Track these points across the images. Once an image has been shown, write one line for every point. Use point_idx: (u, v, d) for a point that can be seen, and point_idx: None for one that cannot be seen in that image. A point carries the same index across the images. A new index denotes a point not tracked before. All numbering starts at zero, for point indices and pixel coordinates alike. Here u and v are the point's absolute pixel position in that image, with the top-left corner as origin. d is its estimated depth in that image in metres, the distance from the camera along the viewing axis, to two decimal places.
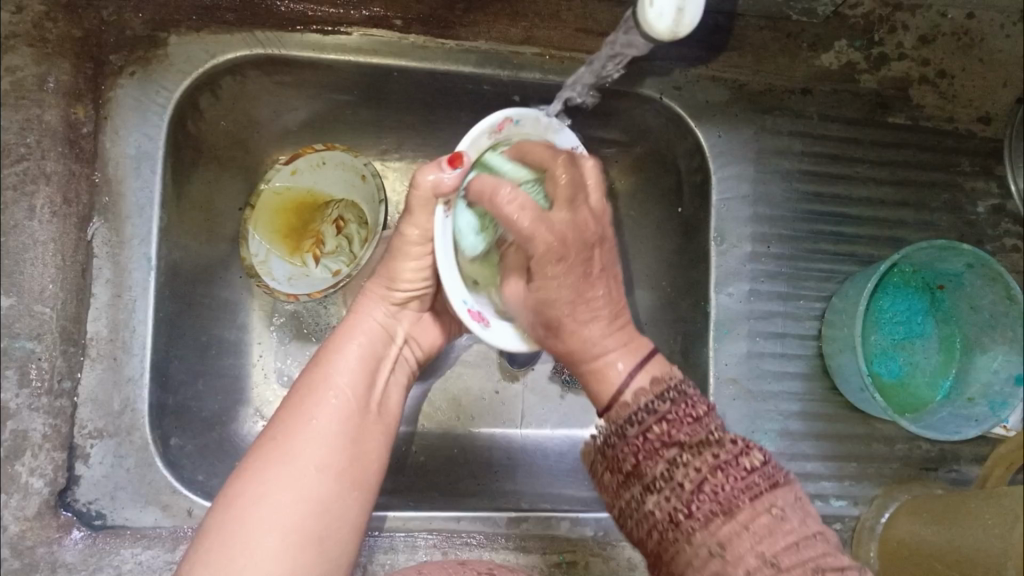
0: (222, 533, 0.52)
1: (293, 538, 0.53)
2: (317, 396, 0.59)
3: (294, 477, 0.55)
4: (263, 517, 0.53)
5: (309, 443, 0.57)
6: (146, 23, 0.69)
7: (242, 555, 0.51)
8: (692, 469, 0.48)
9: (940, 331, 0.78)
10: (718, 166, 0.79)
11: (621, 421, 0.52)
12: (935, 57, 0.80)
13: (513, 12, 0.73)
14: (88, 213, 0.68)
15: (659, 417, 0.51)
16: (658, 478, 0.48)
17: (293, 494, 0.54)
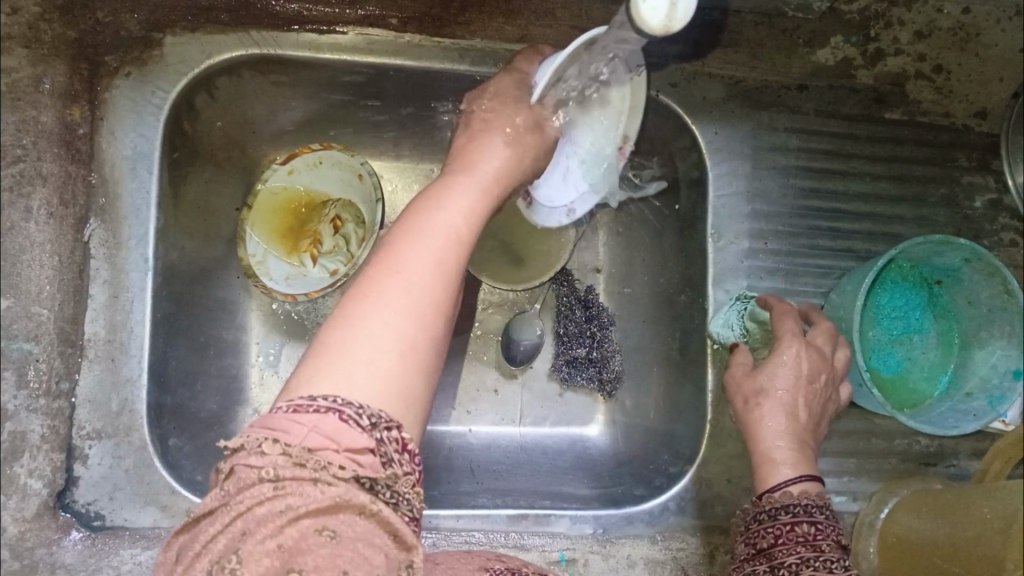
0: (328, 361, 0.40)
1: (413, 358, 0.42)
2: (440, 200, 0.50)
3: (418, 272, 0.44)
4: (375, 339, 0.41)
5: (438, 231, 0.47)
6: (143, 24, 0.69)
7: (347, 373, 0.40)
8: (803, 561, 0.54)
9: (937, 326, 0.79)
10: (714, 163, 0.79)
11: (777, 507, 0.58)
12: (931, 52, 0.80)
13: (509, 10, 0.73)
14: (84, 214, 0.68)
15: (798, 521, 0.56)
16: (775, 566, 0.56)
17: (428, 285, 0.44)
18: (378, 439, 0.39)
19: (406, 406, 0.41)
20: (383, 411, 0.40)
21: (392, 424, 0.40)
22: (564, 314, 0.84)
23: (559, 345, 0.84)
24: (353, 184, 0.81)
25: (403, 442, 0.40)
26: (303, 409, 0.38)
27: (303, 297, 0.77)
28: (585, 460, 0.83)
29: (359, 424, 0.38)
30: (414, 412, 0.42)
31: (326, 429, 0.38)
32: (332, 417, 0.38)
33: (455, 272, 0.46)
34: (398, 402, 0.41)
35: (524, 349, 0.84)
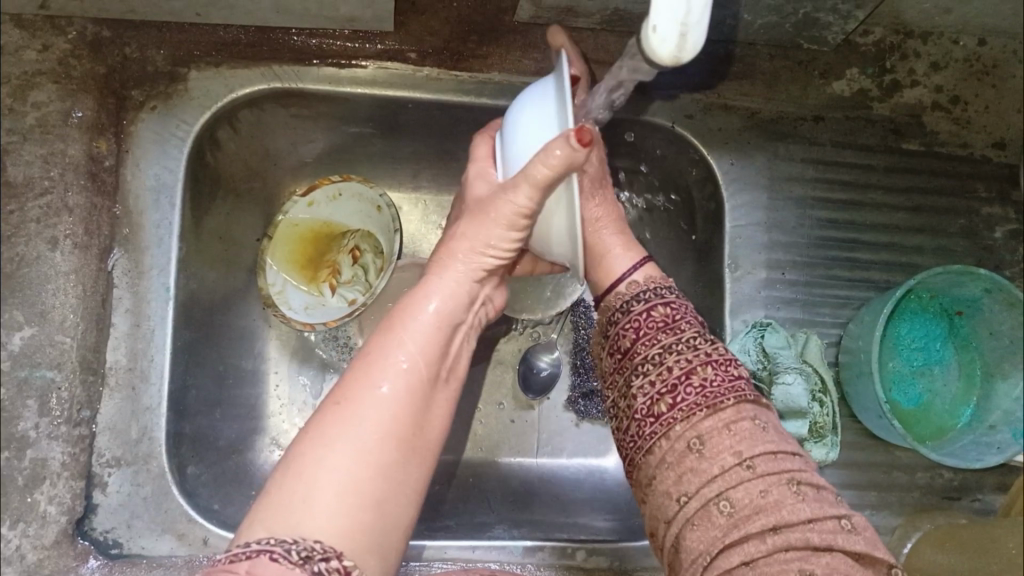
0: (284, 489, 0.43)
1: (357, 495, 0.43)
2: (399, 333, 0.51)
3: (371, 404, 0.46)
4: (321, 477, 0.43)
5: (392, 372, 0.48)
6: (168, 59, 0.71)
7: (291, 516, 0.42)
8: (684, 359, 0.52)
9: (958, 358, 0.78)
10: (729, 192, 0.79)
11: (644, 399, 0.52)
12: (948, 83, 0.81)
13: (525, 43, 0.76)
14: (109, 244, 0.70)
15: (652, 306, 0.55)
16: (646, 363, 0.53)
17: (381, 413, 0.46)
18: (311, 574, 0.40)
19: (356, 544, 0.42)
20: (318, 546, 0.41)
21: (331, 555, 0.41)
22: (581, 346, 0.84)
23: (576, 376, 0.84)
24: (371, 216, 0.82)
25: (346, 572, 0.41)
26: (237, 557, 0.40)
27: (321, 325, 0.77)
28: (602, 491, 0.82)
29: (291, 559, 0.40)
30: (368, 549, 0.43)
31: (257, 573, 0.39)
32: (263, 556, 0.40)
33: (412, 420, 0.48)
34: (345, 536, 0.42)
35: (541, 380, 0.84)
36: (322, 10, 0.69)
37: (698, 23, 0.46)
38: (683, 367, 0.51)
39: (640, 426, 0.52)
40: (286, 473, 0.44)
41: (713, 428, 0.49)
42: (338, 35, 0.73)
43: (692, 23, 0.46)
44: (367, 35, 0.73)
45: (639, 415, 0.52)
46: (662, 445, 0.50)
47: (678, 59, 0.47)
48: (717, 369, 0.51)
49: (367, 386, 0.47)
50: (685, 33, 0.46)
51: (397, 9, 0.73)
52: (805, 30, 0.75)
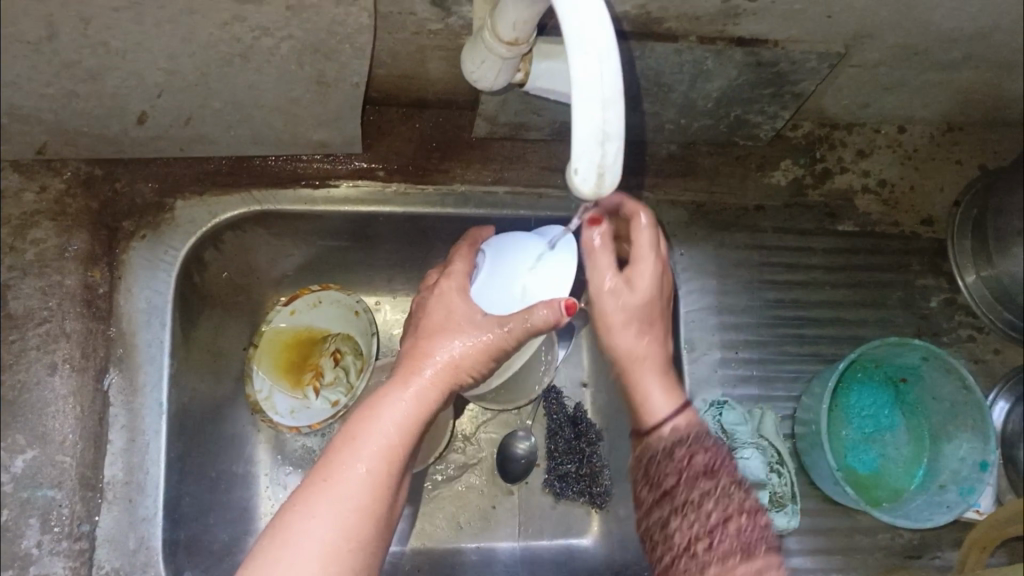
0: (268, 554, 0.54)
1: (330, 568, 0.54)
2: (371, 425, 0.60)
3: (343, 493, 0.57)
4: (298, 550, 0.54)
5: (364, 461, 0.58)
6: (157, 191, 0.77)
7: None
8: (704, 457, 0.69)
9: (906, 423, 0.83)
10: (682, 282, 0.84)
11: (666, 487, 0.68)
12: (874, 168, 0.88)
13: (484, 158, 0.83)
14: (104, 365, 0.74)
15: (682, 411, 0.71)
16: (677, 464, 0.68)
17: (351, 498, 0.57)
18: None
19: None
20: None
21: None
22: (554, 430, 0.90)
23: (551, 460, 0.89)
24: (349, 321, 0.88)
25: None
26: None
27: (306, 428, 0.84)
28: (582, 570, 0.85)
29: None
30: None
31: None
32: None
33: (378, 500, 0.58)
34: None
35: (518, 466, 0.89)
36: (297, 138, 0.77)
37: (614, 163, 0.44)
38: (705, 467, 0.68)
39: (659, 502, 0.69)
40: (266, 551, 0.54)
41: (725, 535, 0.64)
42: (311, 159, 0.80)
43: (608, 166, 0.44)
44: (339, 157, 0.81)
45: (659, 516, 0.68)
46: (680, 526, 0.66)
47: (596, 197, 0.44)
48: (731, 482, 0.68)
49: (343, 477, 0.57)
50: (602, 175, 0.44)
51: (365, 133, 0.81)
52: (737, 130, 0.84)
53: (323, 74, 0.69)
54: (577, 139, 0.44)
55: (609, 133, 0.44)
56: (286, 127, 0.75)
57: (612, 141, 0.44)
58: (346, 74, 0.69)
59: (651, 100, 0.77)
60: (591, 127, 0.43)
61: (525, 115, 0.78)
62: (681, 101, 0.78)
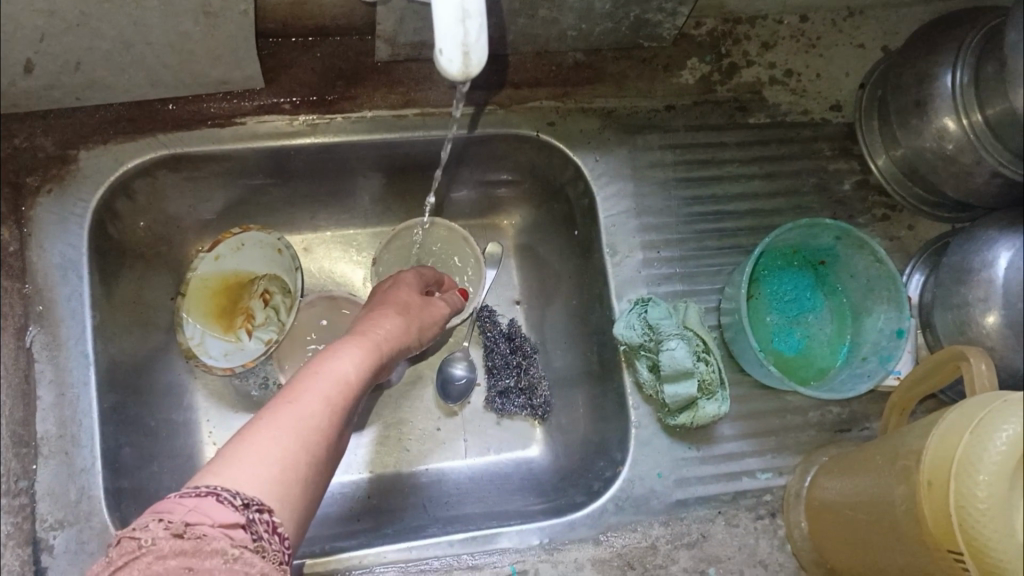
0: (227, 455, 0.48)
1: (292, 483, 0.49)
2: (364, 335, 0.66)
3: (303, 414, 0.53)
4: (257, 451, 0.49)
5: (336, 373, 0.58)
6: (58, 144, 0.76)
7: (240, 468, 0.47)
8: None
9: (828, 303, 0.85)
10: (599, 188, 0.85)
11: None
12: (779, 59, 0.89)
13: (389, 81, 0.82)
14: (24, 322, 0.73)
15: None
16: None
17: (304, 428, 0.52)
18: (249, 518, 0.45)
19: (278, 505, 0.47)
20: (254, 497, 0.46)
21: (264, 508, 0.46)
22: (491, 347, 0.92)
23: (491, 377, 0.91)
24: (274, 260, 0.89)
25: (274, 525, 0.46)
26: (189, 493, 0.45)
27: (241, 368, 0.86)
28: (531, 479, 0.87)
29: (234, 504, 0.45)
30: (289, 511, 0.48)
31: (205, 508, 0.44)
32: (210, 497, 0.44)
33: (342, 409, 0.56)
34: (272, 496, 0.47)
35: (458, 387, 0.91)
36: (196, 76, 0.76)
37: (477, 42, 0.49)
38: None
39: None
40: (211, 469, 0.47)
41: None
42: (212, 98, 0.79)
43: (471, 44, 0.49)
44: (243, 94, 0.79)
45: None
46: None
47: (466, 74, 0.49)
48: None
49: (301, 399, 0.54)
50: (467, 53, 0.49)
51: (265, 67, 0.80)
52: (640, 32, 0.83)
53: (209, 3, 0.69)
54: (440, 21, 0.49)
55: (469, 13, 0.49)
56: (181, 65, 0.74)
57: (472, 20, 0.49)
58: (233, 2, 0.70)
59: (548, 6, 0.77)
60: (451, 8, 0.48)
61: (425, 32, 0.78)
62: (577, 5, 0.77)
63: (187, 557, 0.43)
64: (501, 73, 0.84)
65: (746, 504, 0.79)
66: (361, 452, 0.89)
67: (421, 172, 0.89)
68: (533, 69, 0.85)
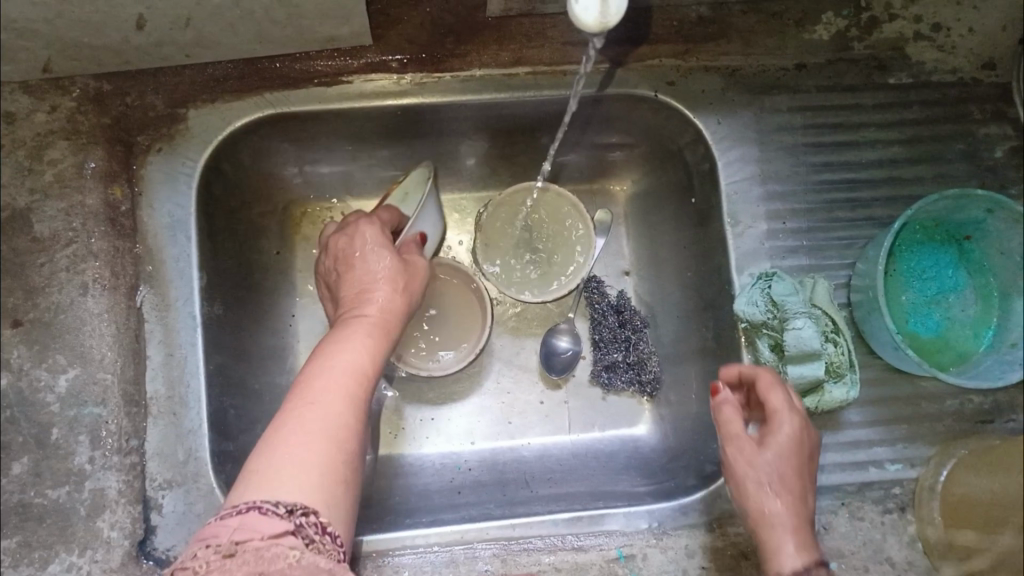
0: (260, 465, 0.50)
1: (336, 479, 0.51)
2: (332, 352, 0.60)
3: (320, 409, 0.54)
4: (291, 458, 0.50)
5: (337, 369, 0.58)
6: (167, 102, 0.75)
7: (278, 475, 0.49)
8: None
9: (973, 282, 0.77)
10: (721, 153, 0.79)
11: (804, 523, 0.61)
12: (926, 12, 0.81)
13: (501, 37, 0.78)
14: (134, 282, 0.73)
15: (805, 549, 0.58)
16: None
17: (326, 426, 0.53)
18: (297, 523, 0.47)
19: (322, 504, 0.50)
20: (298, 503, 0.48)
21: (308, 510, 0.48)
22: (598, 320, 0.88)
23: (597, 351, 0.88)
24: None
25: (323, 526, 0.49)
26: (230, 514, 0.47)
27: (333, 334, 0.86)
28: (637, 457, 0.84)
29: (278, 513, 0.47)
30: (334, 509, 0.50)
31: (250, 524, 0.46)
32: (253, 512, 0.46)
33: (351, 398, 0.56)
34: (315, 496, 0.49)
35: (563, 359, 0.88)
36: (303, 33, 0.74)
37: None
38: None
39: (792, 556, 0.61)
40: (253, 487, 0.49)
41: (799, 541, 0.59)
42: (321, 57, 0.77)
43: None
44: (351, 51, 0.77)
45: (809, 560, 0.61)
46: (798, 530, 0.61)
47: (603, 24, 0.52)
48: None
49: (313, 400, 0.55)
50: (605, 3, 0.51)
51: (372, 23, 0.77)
52: None
53: None
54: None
55: None
56: (289, 21, 0.72)
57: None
58: None
59: None
60: None
61: None
62: None
63: (252, 568, 0.44)
64: (622, 28, 0.79)
65: (873, 497, 0.73)
66: (465, 423, 0.86)
67: (530, 134, 0.85)
68: (654, 23, 0.79)
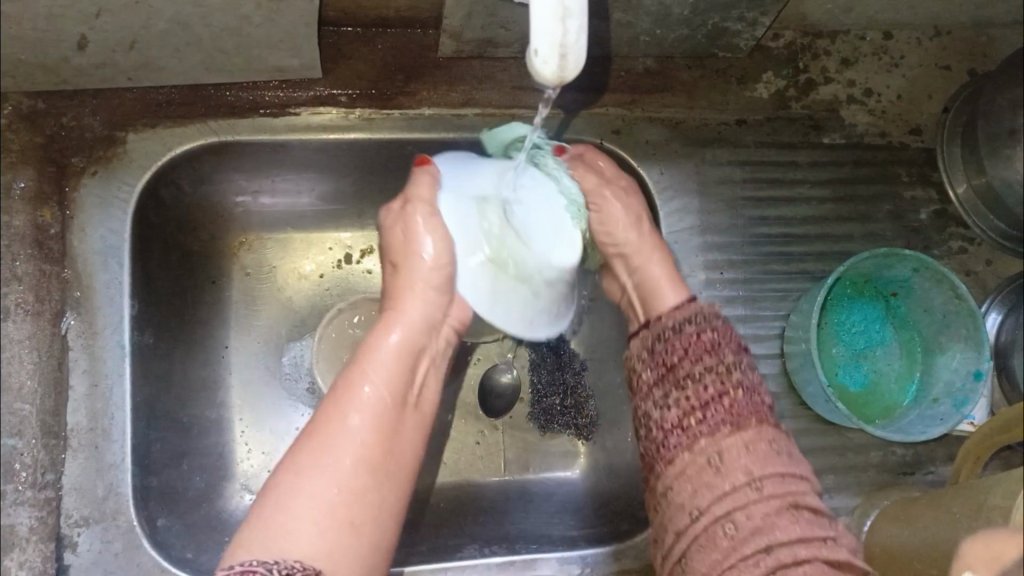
0: (266, 517, 0.54)
1: (347, 518, 0.56)
2: (369, 362, 0.61)
3: (337, 454, 0.57)
4: (298, 515, 0.54)
5: (362, 397, 0.60)
6: (107, 124, 0.73)
7: (278, 536, 0.53)
8: (713, 385, 0.65)
9: (899, 336, 0.80)
10: (662, 202, 0.80)
11: (678, 326, 0.70)
12: (859, 78, 0.84)
13: (453, 79, 0.79)
14: (60, 308, 0.70)
15: (698, 334, 0.68)
16: (683, 378, 0.66)
17: (343, 470, 0.57)
18: None
19: (330, 561, 0.54)
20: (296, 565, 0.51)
21: (307, 572, 0.52)
22: (537, 362, 0.88)
23: (535, 393, 0.88)
24: (339, 265, 0.88)
25: None
26: (224, 575, 0.50)
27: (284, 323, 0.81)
28: (571, 502, 0.84)
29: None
30: (345, 564, 0.54)
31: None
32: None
33: (381, 427, 0.60)
34: (320, 556, 0.53)
35: (501, 400, 0.87)
36: (252, 63, 0.73)
37: (576, 44, 0.48)
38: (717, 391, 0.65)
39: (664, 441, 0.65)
40: (251, 530, 0.54)
41: (733, 446, 0.62)
42: (269, 87, 0.76)
43: (569, 46, 0.48)
44: (299, 83, 0.76)
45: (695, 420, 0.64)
46: (684, 456, 0.63)
47: (561, 79, 0.48)
48: (748, 396, 0.65)
49: (334, 442, 0.58)
50: (564, 54, 0.48)
51: (324, 56, 0.77)
52: (716, 40, 0.79)
53: None
54: (539, 24, 0.48)
55: (569, 9, 0.47)
56: (238, 51, 0.71)
57: (572, 18, 0.48)
58: None
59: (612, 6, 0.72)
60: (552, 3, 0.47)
61: (493, 30, 0.74)
62: (656, 9, 0.73)
63: None
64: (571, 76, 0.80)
65: None
66: None
67: None
68: (603, 72, 0.81)
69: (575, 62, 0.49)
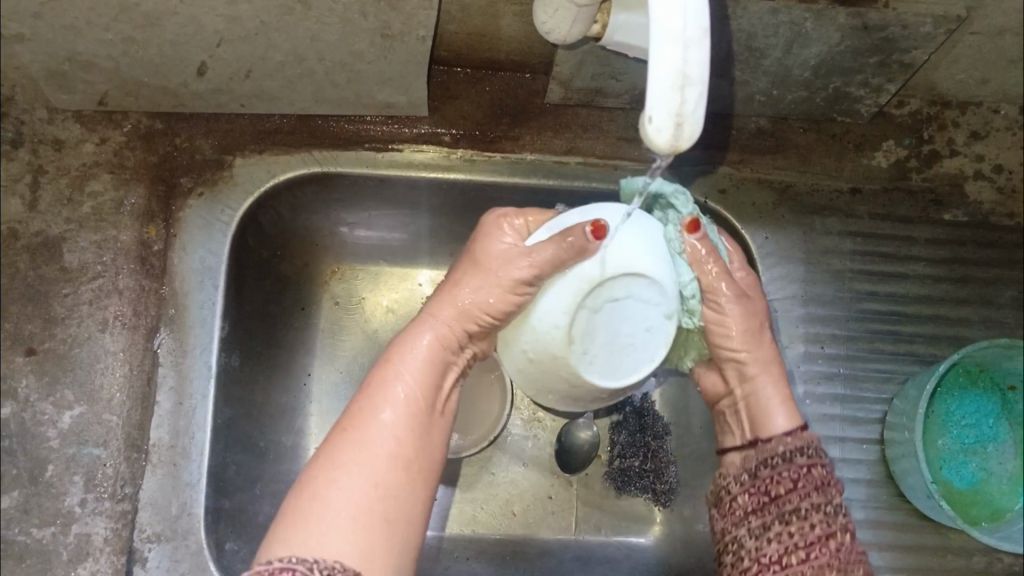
0: (301, 510, 0.52)
1: (386, 516, 0.53)
2: (397, 369, 0.60)
3: (369, 452, 0.55)
4: (332, 510, 0.52)
5: (394, 402, 0.57)
6: (216, 149, 0.75)
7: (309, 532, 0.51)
8: (821, 523, 0.56)
9: (1014, 436, 0.75)
10: (765, 268, 0.77)
11: (789, 450, 0.61)
12: (989, 153, 0.79)
13: (558, 127, 0.78)
14: (155, 325, 0.72)
15: (812, 464, 0.60)
16: (788, 513, 0.57)
17: (380, 465, 0.54)
18: None
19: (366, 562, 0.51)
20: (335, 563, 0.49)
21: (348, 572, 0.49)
22: (620, 420, 0.85)
23: (614, 451, 0.85)
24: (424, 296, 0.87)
25: None
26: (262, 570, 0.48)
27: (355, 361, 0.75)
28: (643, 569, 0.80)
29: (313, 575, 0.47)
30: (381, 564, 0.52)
31: None
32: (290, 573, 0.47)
33: (414, 431, 0.57)
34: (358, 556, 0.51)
35: (579, 456, 0.85)
36: (362, 97, 0.74)
37: (693, 113, 0.46)
38: (823, 530, 0.56)
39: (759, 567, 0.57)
40: (287, 528, 0.52)
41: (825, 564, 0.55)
42: (372, 121, 0.77)
43: (687, 115, 0.46)
44: (404, 119, 0.77)
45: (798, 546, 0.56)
46: None
47: (676, 147, 0.46)
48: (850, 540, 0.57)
49: (365, 440, 0.55)
50: (680, 123, 0.46)
51: (431, 95, 0.77)
52: (836, 104, 0.76)
53: (389, 25, 0.65)
54: (658, 90, 0.46)
55: (689, 78, 0.46)
56: (349, 84, 0.72)
57: (691, 86, 0.46)
58: (412, 27, 0.65)
59: (726, 63, 0.69)
60: (672, 69, 0.46)
61: (602, 80, 0.73)
62: (775, 70, 0.70)
63: None
64: None
65: None
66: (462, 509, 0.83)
67: None
68: (714, 128, 0.78)
69: (692, 131, 0.47)
